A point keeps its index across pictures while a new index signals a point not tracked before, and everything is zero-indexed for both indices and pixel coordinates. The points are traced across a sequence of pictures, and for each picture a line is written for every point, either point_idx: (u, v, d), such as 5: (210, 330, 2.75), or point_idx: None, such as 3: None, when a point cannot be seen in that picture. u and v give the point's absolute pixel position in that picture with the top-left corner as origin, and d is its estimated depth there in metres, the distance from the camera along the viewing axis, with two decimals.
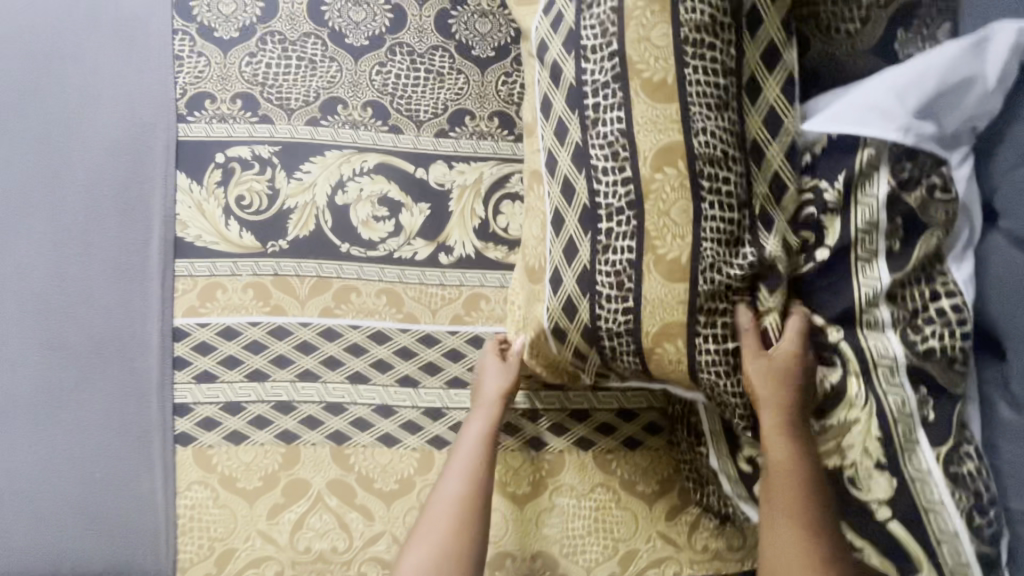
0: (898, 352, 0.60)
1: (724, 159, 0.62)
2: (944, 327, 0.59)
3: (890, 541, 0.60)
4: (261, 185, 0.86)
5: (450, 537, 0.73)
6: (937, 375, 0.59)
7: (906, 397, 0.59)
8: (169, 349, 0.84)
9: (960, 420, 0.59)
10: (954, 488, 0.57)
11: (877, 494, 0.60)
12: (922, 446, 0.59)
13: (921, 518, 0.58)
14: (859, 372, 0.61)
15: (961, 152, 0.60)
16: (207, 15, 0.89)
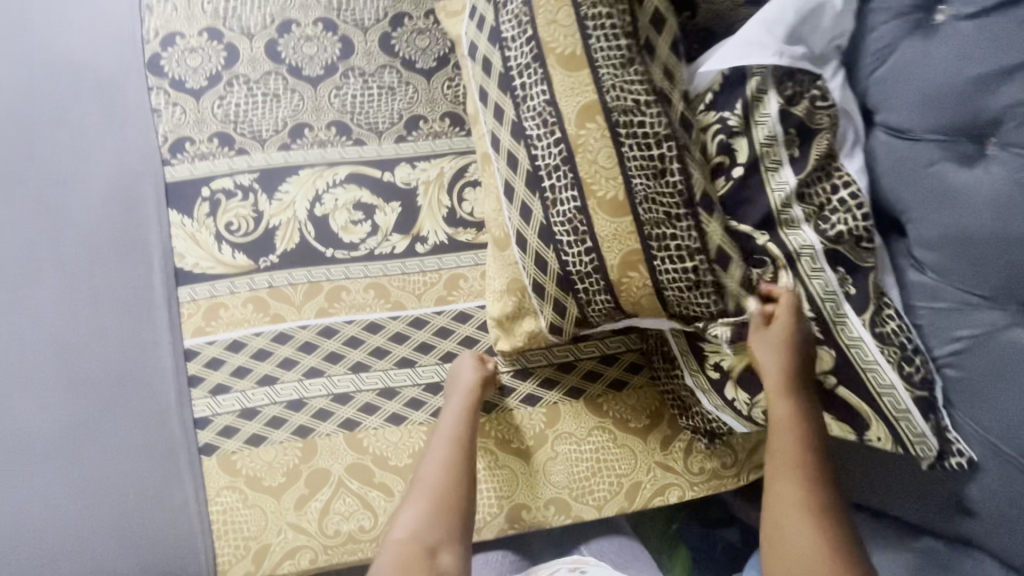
0: (816, 241, 0.69)
1: (637, 107, 0.72)
2: (850, 211, 0.69)
3: (839, 404, 0.70)
4: (246, 210, 0.96)
5: (439, 496, 0.79)
6: (849, 255, 0.69)
7: (828, 278, 0.69)
8: (183, 369, 0.91)
9: (876, 289, 0.68)
10: (882, 346, 0.66)
11: (822, 365, 0.70)
12: (850, 317, 0.68)
13: (860, 378, 0.67)
14: (786, 264, 0.70)
15: (832, 66, 0.71)
16: (176, 69, 0.99)
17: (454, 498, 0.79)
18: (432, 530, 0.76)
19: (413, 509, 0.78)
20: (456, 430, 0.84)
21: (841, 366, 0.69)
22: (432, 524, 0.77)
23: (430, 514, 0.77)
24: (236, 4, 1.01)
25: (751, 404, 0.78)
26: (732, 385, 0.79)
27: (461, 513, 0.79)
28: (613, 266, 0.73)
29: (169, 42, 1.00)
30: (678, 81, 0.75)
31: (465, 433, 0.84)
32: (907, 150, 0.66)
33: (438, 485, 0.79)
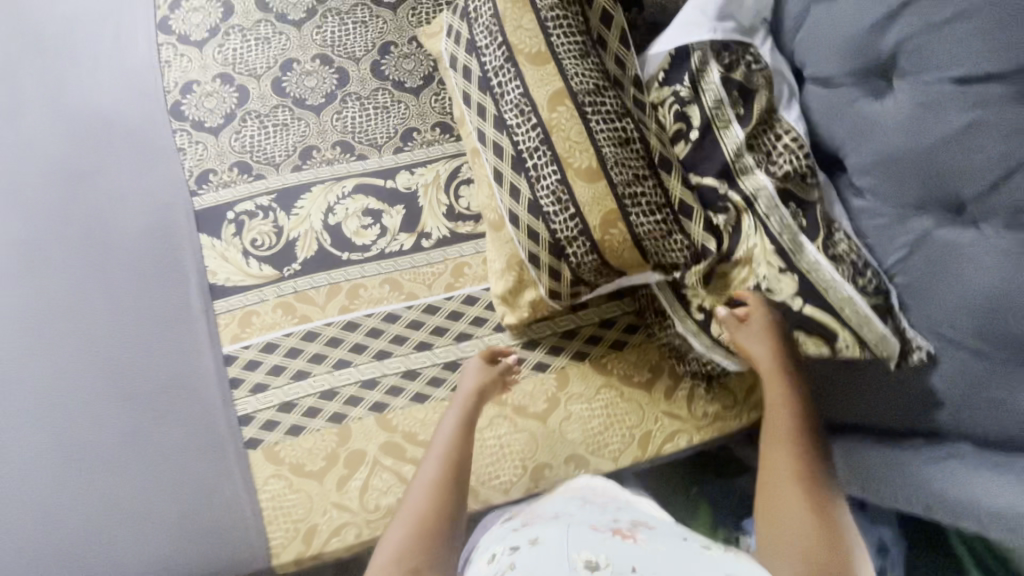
0: (767, 182, 0.79)
1: (598, 89, 0.84)
2: (794, 153, 0.79)
3: (808, 322, 0.78)
4: (268, 227, 1.07)
5: (426, 514, 0.77)
6: (798, 192, 0.78)
7: (783, 214, 0.78)
8: (224, 373, 1.01)
9: (825, 217, 0.78)
10: (837, 265, 0.76)
11: (787, 290, 0.78)
12: (806, 244, 0.77)
13: (822, 293, 0.76)
14: (746, 207, 0.80)
15: (761, 35, 0.83)
16: (195, 111, 1.12)
17: (439, 512, 0.78)
18: (416, 550, 0.73)
19: (400, 527, 0.76)
20: (449, 446, 0.86)
21: (805, 288, 0.77)
22: (415, 545, 0.74)
23: (415, 532, 0.75)
24: (242, 51, 1.15)
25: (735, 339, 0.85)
26: (715, 322, 0.85)
27: (445, 530, 0.77)
28: (595, 227, 0.84)
29: (187, 90, 1.13)
30: (630, 65, 0.87)
31: (454, 451, 0.85)
32: (832, 95, 0.77)
33: (427, 502, 0.79)
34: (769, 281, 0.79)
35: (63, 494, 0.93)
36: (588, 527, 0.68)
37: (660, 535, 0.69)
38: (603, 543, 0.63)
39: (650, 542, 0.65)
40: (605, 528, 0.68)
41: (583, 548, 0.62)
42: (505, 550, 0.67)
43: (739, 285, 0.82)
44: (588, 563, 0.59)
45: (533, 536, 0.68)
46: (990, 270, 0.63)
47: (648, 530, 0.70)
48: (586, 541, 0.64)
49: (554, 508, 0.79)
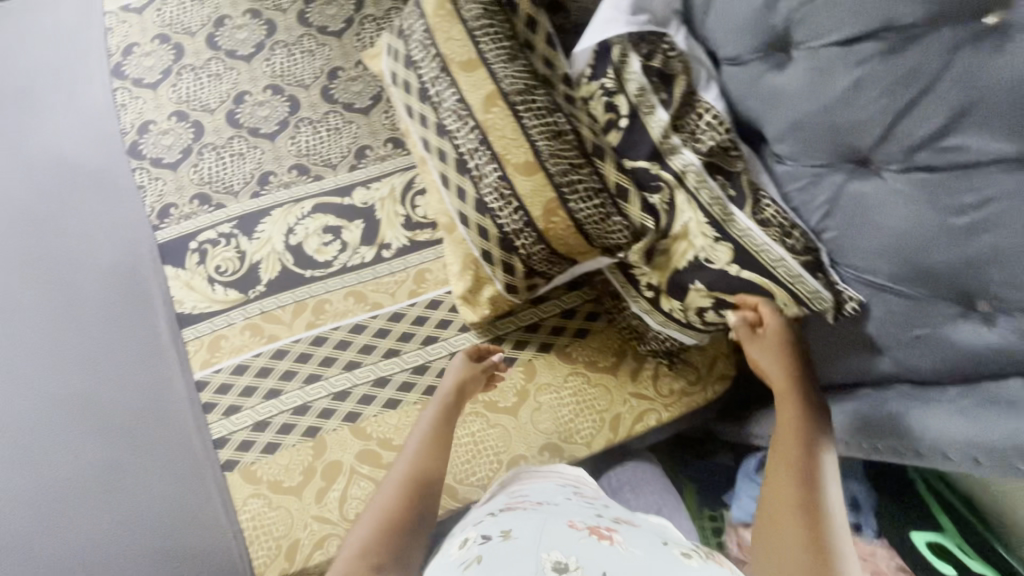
0: (694, 159, 0.82)
1: (528, 88, 0.88)
2: (716, 130, 0.84)
3: (747, 286, 0.81)
4: (231, 253, 1.10)
5: (390, 515, 0.80)
6: (722, 163, 0.83)
7: (712, 186, 0.81)
8: (197, 399, 1.02)
9: (750, 185, 0.82)
10: (766, 230, 0.79)
11: (723, 259, 0.81)
12: (736, 213, 0.80)
13: (756, 257, 0.79)
14: (677, 184, 0.83)
15: (674, 25, 0.88)
16: (152, 149, 1.16)
17: (403, 513, 0.81)
18: (380, 546, 0.77)
19: (369, 522, 0.80)
20: (424, 445, 0.88)
21: (739, 254, 0.80)
22: (380, 542, 0.77)
23: (381, 531, 0.79)
24: (195, 89, 1.19)
25: (683, 310, 0.88)
26: (664, 298, 0.89)
27: (408, 531, 0.80)
28: (538, 217, 0.88)
29: (143, 130, 1.17)
30: (559, 65, 0.93)
31: (427, 450, 0.88)
32: (743, 73, 0.82)
33: (396, 500, 0.82)
34: (707, 252, 0.82)
35: (41, 533, 0.93)
36: (564, 522, 0.66)
37: (638, 536, 0.67)
38: (577, 543, 0.61)
39: (628, 543, 0.63)
40: (581, 526, 0.66)
41: (553, 548, 0.59)
42: (476, 540, 0.66)
43: (680, 259, 0.85)
44: (556, 565, 0.57)
45: (507, 527, 0.66)
46: (895, 216, 0.65)
47: (625, 530, 0.68)
48: (558, 539, 0.62)
49: (540, 494, 0.79)
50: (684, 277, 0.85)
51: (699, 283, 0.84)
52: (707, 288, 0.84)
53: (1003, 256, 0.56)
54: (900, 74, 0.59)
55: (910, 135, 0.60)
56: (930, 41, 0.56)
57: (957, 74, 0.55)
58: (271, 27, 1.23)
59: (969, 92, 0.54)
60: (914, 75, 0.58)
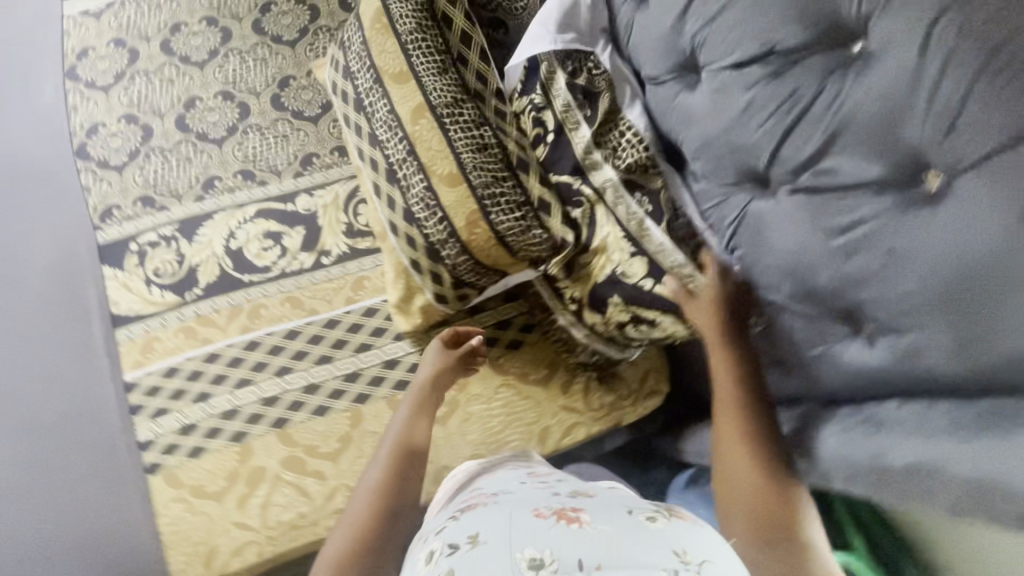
0: (613, 176, 0.83)
1: (456, 102, 0.90)
2: (637, 148, 0.83)
3: (661, 302, 0.81)
4: (171, 255, 1.10)
5: (365, 517, 0.77)
6: (643, 181, 0.83)
7: (629, 204, 0.82)
8: (124, 401, 1.02)
9: (668, 204, 0.81)
10: (679, 247, 0.79)
11: (637, 274, 0.81)
12: (651, 229, 0.81)
13: (669, 273, 0.79)
14: (597, 201, 0.85)
15: (601, 44, 0.89)
16: (100, 150, 1.16)
17: (377, 513, 0.77)
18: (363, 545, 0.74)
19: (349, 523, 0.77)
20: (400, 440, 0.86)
21: (652, 269, 0.80)
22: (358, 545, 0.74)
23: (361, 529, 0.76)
24: (147, 93, 1.20)
25: (604, 325, 0.88)
26: (587, 311, 0.89)
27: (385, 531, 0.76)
28: (461, 228, 0.88)
29: (92, 131, 1.18)
30: (490, 80, 0.93)
31: (402, 444, 0.85)
32: (660, 92, 0.83)
33: (373, 498, 0.79)
34: (623, 267, 0.82)
35: None
36: (529, 511, 0.57)
37: (603, 508, 0.58)
38: (548, 532, 0.52)
39: (598, 522, 0.54)
40: (548, 511, 0.56)
41: (527, 545, 0.51)
42: (438, 549, 0.56)
43: (599, 274, 0.86)
44: (532, 562, 0.49)
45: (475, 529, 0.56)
46: (793, 236, 0.65)
47: (589, 503, 0.59)
48: (528, 534, 0.53)
49: (498, 485, 0.72)
50: (604, 291, 0.85)
51: (617, 297, 0.84)
52: (625, 302, 0.84)
53: (874, 279, 0.56)
54: (783, 98, 0.61)
55: (792, 156, 0.62)
56: (806, 67, 0.58)
57: (829, 99, 0.57)
58: (226, 35, 1.25)
59: (836, 117, 0.56)
60: (794, 99, 0.60)
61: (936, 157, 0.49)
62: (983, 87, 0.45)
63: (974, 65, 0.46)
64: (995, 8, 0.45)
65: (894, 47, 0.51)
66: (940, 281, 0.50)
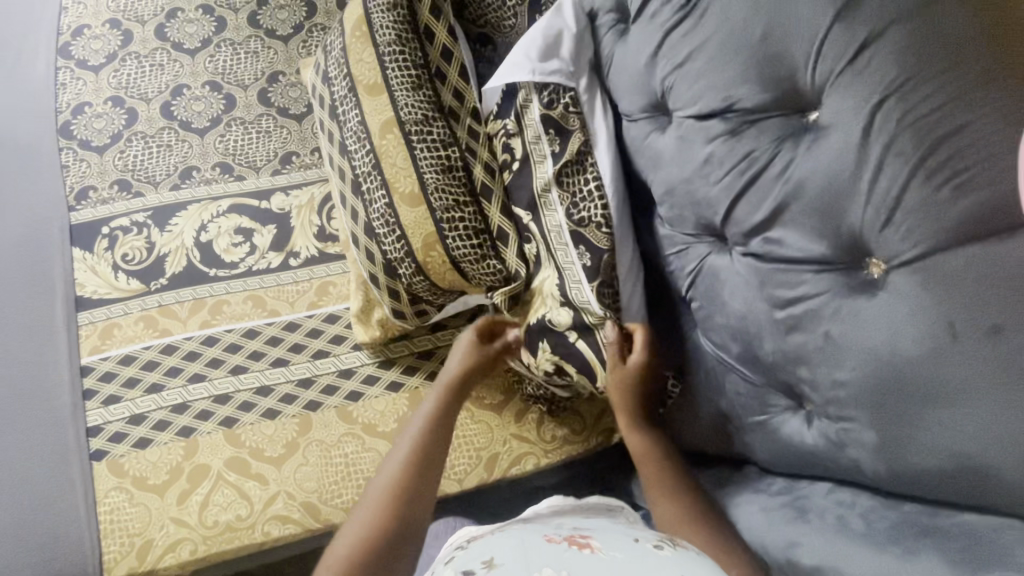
0: (562, 222, 0.80)
1: (426, 119, 0.88)
2: (593, 202, 0.80)
3: (580, 355, 0.79)
4: (140, 242, 1.10)
5: (381, 512, 0.71)
6: (590, 236, 0.79)
7: (569, 251, 0.79)
8: (78, 384, 1.02)
9: (609, 265, 0.78)
10: (601, 308, 0.77)
11: (564, 322, 0.79)
12: (582, 281, 0.78)
13: (591, 328, 0.78)
14: (543, 242, 0.83)
15: (584, 80, 0.84)
16: (84, 131, 1.17)
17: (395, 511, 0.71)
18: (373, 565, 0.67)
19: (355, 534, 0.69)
20: (420, 442, 0.78)
21: (578, 322, 0.79)
22: (363, 562, 0.66)
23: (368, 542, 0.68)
24: (136, 77, 1.20)
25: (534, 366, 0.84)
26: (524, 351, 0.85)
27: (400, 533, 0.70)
28: (417, 248, 0.87)
29: (78, 111, 1.18)
30: (468, 98, 0.92)
31: (423, 447, 0.77)
32: (632, 129, 0.79)
33: (384, 508, 0.71)
34: (551, 314, 0.81)
35: None
36: (537, 537, 0.53)
37: (608, 536, 0.54)
38: (561, 556, 0.49)
39: (608, 549, 0.51)
40: (558, 537, 0.53)
41: (544, 565, 0.48)
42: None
43: (532, 315, 0.84)
44: None
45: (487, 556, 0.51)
46: (740, 297, 0.63)
47: (594, 531, 0.55)
48: (539, 558, 0.49)
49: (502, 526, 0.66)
50: (533, 335, 0.83)
51: (544, 343, 0.81)
52: (551, 349, 0.80)
53: (813, 359, 0.54)
54: (737, 159, 0.58)
55: (744, 220, 0.59)
56: (761, 129, 0.56)
57: (780, 165, 0.54)
58: (220, 25, 1.25)
59: (786, 186, 0.54)
60: (748, 160, 0.57)
61: (875, 244, 0.49)
62: (921, 184, 0.46)
63: (915, 158, 0.46)
64: (931, 106, 0.46)
65: (841, 123, 0.50)
66: (879, 373, 0.48)
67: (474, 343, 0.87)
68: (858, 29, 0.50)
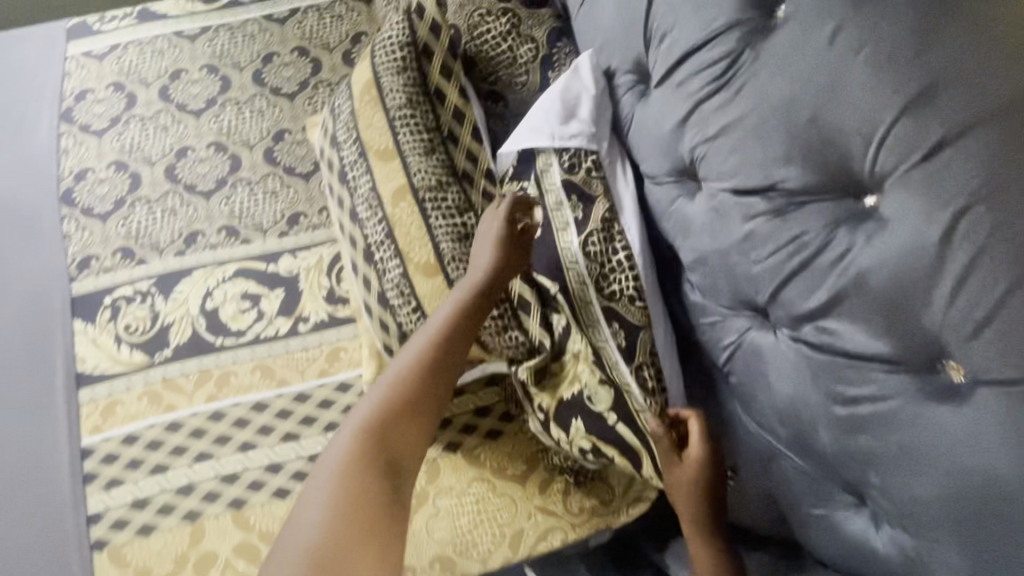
0: (592, 297, 0.76)
1: (440, 185, 0.86)
2: (624, 273, 0.75)
3: (621, 439, 0.75)
4: (144, 312, 1.06)
5: (400, 391, 0.74)
6: (623, 312, 0.75)
7: (603, 330, 0.76)
8: (78, 467, 0.97)
9: (645, 345, 0.74)
10: (647, 395, 0.73)
11: (603, 403, 0.76)
12: (622, 365, 0.74)
13: (633, 415, 0.74)
14: (572, 317, 0.78)
15: (606, 143, 0.81)
16: (86, 197, 1.14)
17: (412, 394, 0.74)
18: (386, 437, 0.71)
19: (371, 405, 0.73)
20: (437, 337, 0.78)
21: (620, 404, 0.75)
22: (380, 431, 0.71)
23: (384, 415, 0.72)
24: (140, 140, 1.18)
25: (568, 440, 0.79)
26: (554, 425, 0.80)
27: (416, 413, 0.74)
28: None
29: (80, 177, 1.15)
30: (482, 160, 0.89)
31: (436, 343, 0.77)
32: (656, 193, 0.75)
33: (404, 388, 0.74)
34: (590, 389, 0.77)
35: None
36: None
37: None
38: None
39: None
40: None
41: None
42: None
43: (564, 391, 0.80)
44: None
45: None
46: (789, 383, 0.58)
47: None
48: None
49: None
50: (567, 413, 0.79)
51: (579, 421, 0.78)
52: (586, 429, 0.77)
53: (884, 464, 0.49)
54: (784, 242, 0.54)
55: (795, 303, 0.54)
56: (813, 211, 0.53)
57: (836, 253, 0.50)
58: (225, 84, 1.23)
59: (843, 277, 0.49)
60: (797, 244, 0.53)
61: (955, 349, 0.44)
62: (1013, 295, 0.41)
63: (1005, 268, 0.42)
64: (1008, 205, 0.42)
65: (905, 218, 0.46)
66: (960, 489, 0.44)
67: (504, 239, 0.79)
68: (931, 127, 0.45)
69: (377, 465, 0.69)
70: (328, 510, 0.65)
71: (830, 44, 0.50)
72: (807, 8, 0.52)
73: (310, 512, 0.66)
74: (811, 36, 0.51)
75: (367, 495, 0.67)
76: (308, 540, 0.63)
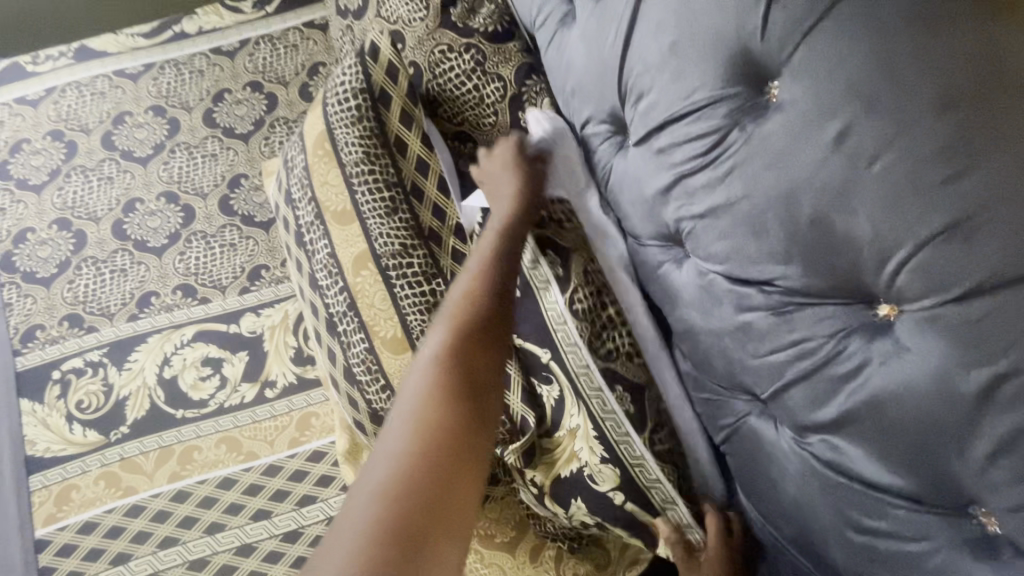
0: (590, 363, 0.68)
1: (404, 249, 0.78)
2: (617, 330, 0.70)
3: (631, 516, 0.68)
4: (96, 386, 0.99)
5: (467, 311, 0.63)
6: (623, 371, 0.69)
7: (605, 397, 0.67)
8: (33, 561, 0.89)
9: (653, 406, 0.69)
10: (661, 465, 0.67)
11: (608, 483, 0.67)
12: (632, 436, 0.66)
13: (644, 490, 0.66)
14: (569, 386, 0.68)
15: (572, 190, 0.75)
16: (28, 261, 1.06)
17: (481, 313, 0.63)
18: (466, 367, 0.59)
19: (440, 336, 0.61)
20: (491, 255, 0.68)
21: (627, 480, 0.66)
22: (456, 351, 0.60)
23: (457, 345, 0.60)
24: (83, 194, 1.09)
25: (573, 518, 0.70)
26: (551, 501, 0.71)
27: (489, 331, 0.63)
28: None
29: (20, 239, 1.07)
30: (450, 215, 0.81)
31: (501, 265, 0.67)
32: (641, 254, 0.68)
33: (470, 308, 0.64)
34: (591, 467, 0.67)
35: None
36: None
37: None
38: None
39: None
40: None
41: None
42: None
43: (564, 467, 0.69)
44: None
45: None
46: (797, 485, 0.52)
47: None
48: None
49: None
50: (563, 492, 0.69)
51: (580, 499, 0.69)
52: (589, 508, 0.69)
53: None
54: (785, 344, 0.49)
55: (800, 412, 0.49)
56: (816, 314, 0.47)
57: (849, 366, 0.45)
58: (173, 127, 1.14)
59: (855, 398, 0.45)
60: (800, 349, 0.48)
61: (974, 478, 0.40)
62: None
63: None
64: None
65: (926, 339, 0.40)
66: None
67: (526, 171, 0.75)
68: (964, 241, 0.38)
69: (459, 390, 0.57)
70: (412, 443, 0.52)
71: (836, 148, 0.43)
72: (802, 81, 0.45)
73: (386, 448, 0.52)
74: (810, 131, 0.44)
75: (451, 427, 0.54)
76: (389, 479, 0.49)
